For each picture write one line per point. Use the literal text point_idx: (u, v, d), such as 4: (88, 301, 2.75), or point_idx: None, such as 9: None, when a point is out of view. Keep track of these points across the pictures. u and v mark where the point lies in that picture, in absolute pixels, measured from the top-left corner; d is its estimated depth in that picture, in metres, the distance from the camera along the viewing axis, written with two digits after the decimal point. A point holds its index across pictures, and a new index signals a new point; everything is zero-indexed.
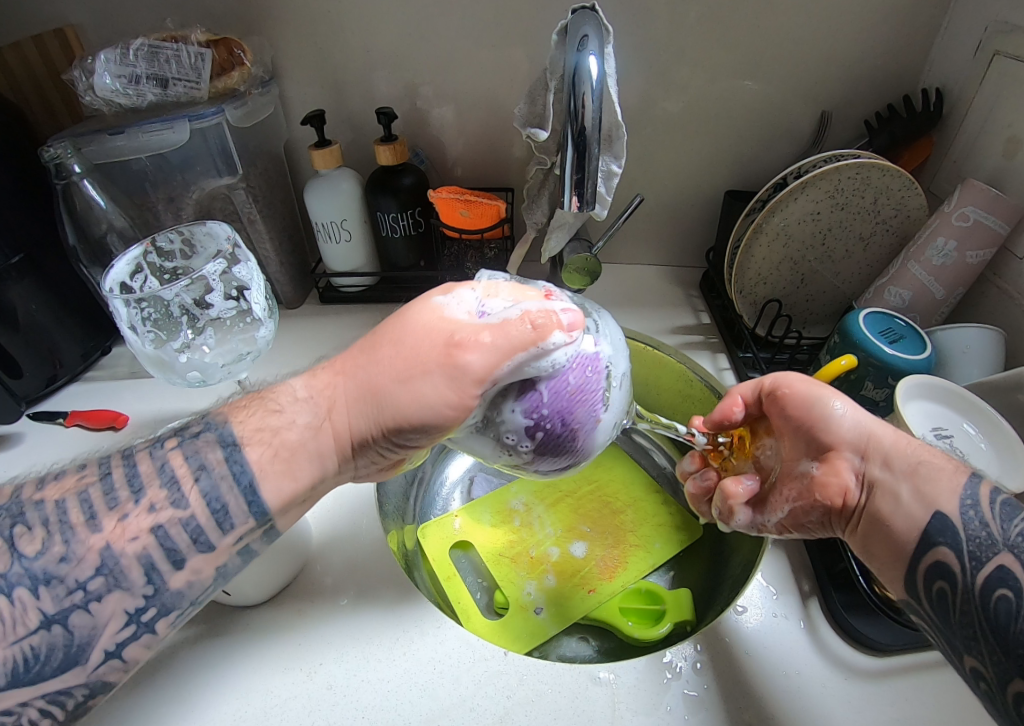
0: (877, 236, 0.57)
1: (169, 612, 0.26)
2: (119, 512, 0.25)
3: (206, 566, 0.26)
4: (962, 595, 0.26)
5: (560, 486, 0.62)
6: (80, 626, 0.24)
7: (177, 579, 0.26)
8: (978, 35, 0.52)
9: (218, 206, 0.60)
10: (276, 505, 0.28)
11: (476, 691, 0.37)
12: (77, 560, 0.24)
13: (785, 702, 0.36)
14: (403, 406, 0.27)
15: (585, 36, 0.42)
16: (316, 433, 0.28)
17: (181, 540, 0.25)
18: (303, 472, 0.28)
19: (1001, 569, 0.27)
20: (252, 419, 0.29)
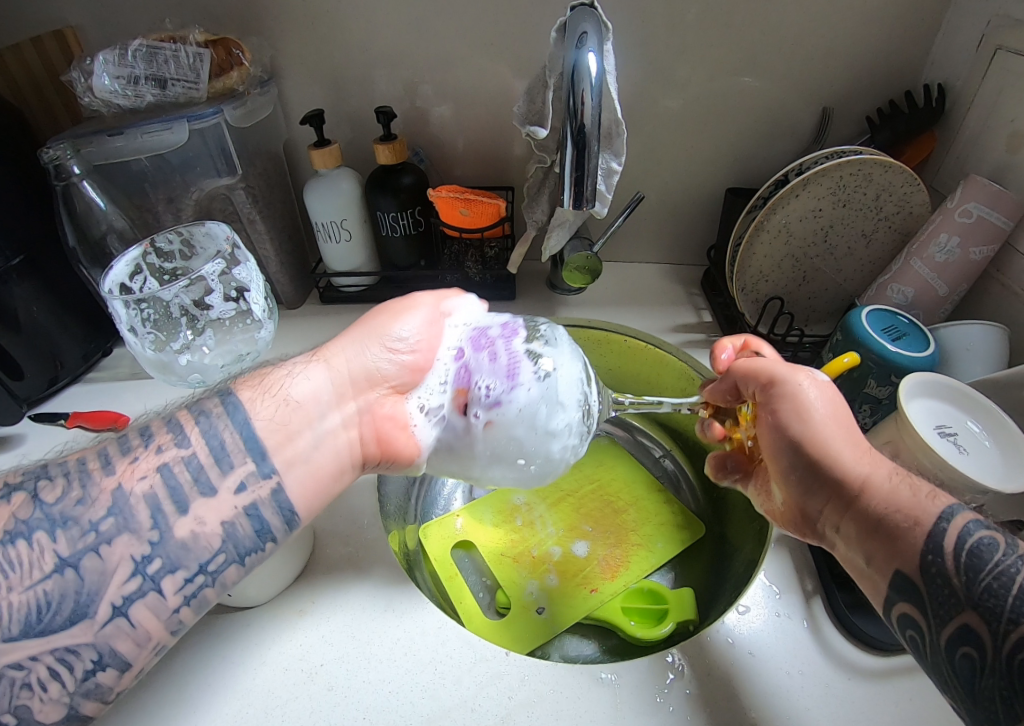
0: (880, 232, 0.57)
1: (176, 570, 0.25)
2: (131, 456, 0.26)
3: (209, 516, 0.26)
4: (925, 627, 0.26)
5: (562, 485, 0.62)
6: (90, 571, 0.23)
7: (183, 527, 0.25)
8: (981, 30, 0.52)
9: (217, 206, 0.60)
10: (277, 456, 0.28)
11: (478, 692, 0.37)
12: (90, 502, 0.24)
13: (789, 702, 0.36)
14: (374, 363, 0.33)
15: (584, 33, 0.41)
16: (313, 390, 0.31)
17: (183, 479, 0.26)
18: (300, 430, 0.30)
19: (963, 628, 0.24)
20: (258, 404, 0.29)
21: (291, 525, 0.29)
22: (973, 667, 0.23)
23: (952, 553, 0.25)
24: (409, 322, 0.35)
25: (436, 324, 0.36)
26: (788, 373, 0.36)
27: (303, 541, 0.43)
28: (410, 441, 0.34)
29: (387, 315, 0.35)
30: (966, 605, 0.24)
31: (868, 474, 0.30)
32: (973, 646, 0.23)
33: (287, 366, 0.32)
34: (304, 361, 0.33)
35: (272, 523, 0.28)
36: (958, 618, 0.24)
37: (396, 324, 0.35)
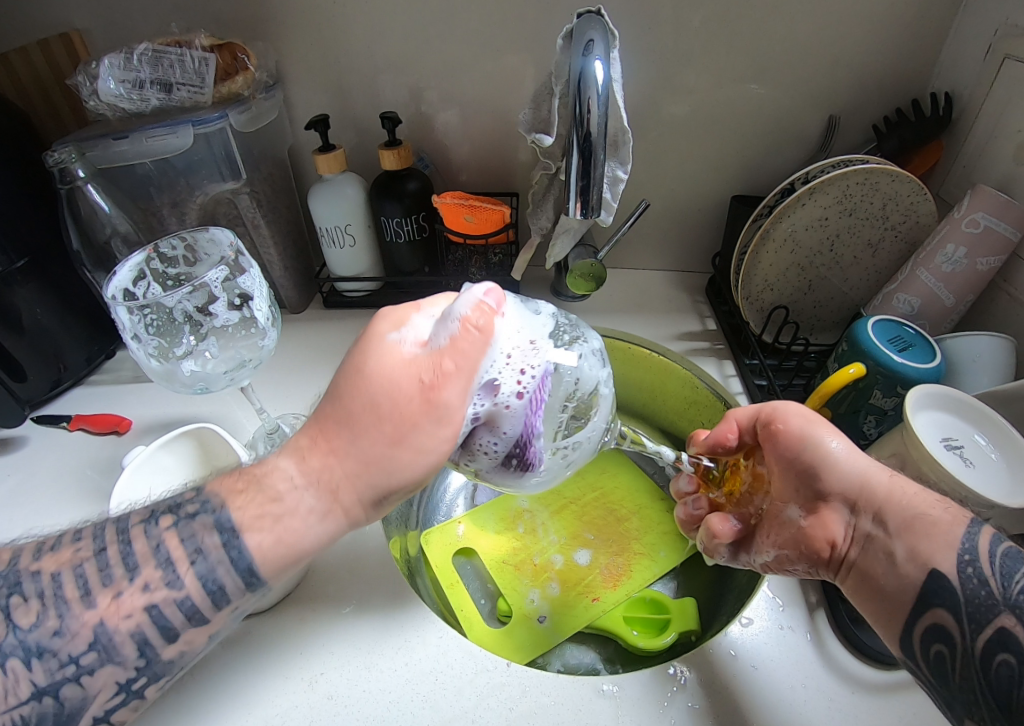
0: (886, 241, 0.57)
1: (140, 643, 0.25)
2: (114, 589, 0.25)
3: (169, 595, 0.25)
4: (958, 639, 0.27)
5: (564, 493, 0.62)
6: (70, 697, 0.24)
7: (170, 649, 0.26)
8: (989, 38, 0.52)
9: (221, 212, 0.60)
10: (249, 535, 0.26)
11: (478, 703, 0.36)
12: (70, 635, 0.24)
13: (790, 715, 0.36)
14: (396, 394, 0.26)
15: (590, 41, 0.41)
16: (291, 448, 0.27)
17: (173, 618, 0.25)
18: (277, 496, 0.26)
19: (1002, 632, 0.25)
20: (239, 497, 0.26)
21: (266, 589, 0.28)
22: (1014, 675, 0.24)
23: (987, 557, 0.28)
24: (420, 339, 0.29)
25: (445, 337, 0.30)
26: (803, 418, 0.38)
27: None
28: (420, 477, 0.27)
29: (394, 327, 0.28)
30: (1003, 608, 0.26)
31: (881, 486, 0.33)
32: (1012, 655, 0.25)
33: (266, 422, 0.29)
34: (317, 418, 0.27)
35: (255, 614, 0.29)
36: (993, 624, 0.26)
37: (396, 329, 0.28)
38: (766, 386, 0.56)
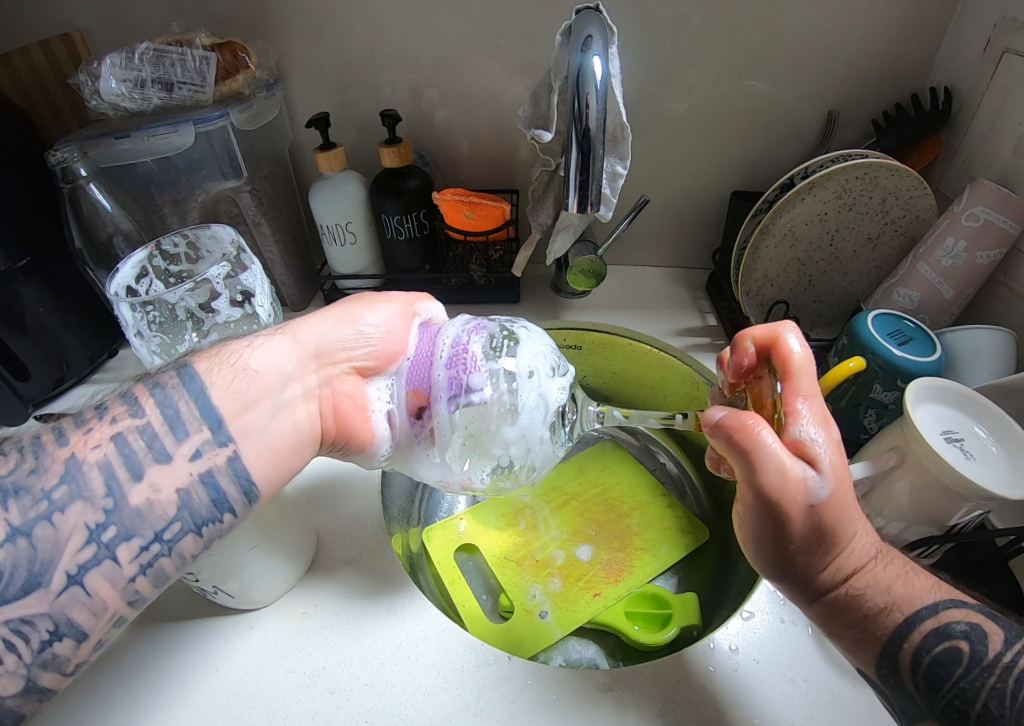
0: (886, 236, 0.57)
1: (131, 538, 0.24)
2: (84, 428, 0.26)
3: (165, 484, 0.26)
4: (892, 700, 0.33)
5: (565, 489, 0.62)
6: (44, 540, 0.23)
7: (138, 495, 0.25)
8: (987, 32, 0.52)
9: (222, 210, 0.61)
10: (233, 423, 0.28)
11: (480, 697, 0.36)
12: (43, 471, 0.24)
13: (792, 708, 0.36)
14: (341, 341, 0.35)
15: (589, 37, 0.41)
16: (274, 362, 0.31)
17: (138, 447, 0.26)
18: (258, 400, 0.29)
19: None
20: (215, 375, 0.29)
21: (251, 497, 0.28)
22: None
23: (913, 668, 0.30)
24: (378, 314, 0.37)
25: (405, 319, 0.38)
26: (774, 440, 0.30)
27: (307, 542, 0.43)
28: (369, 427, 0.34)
29: (363, 303, 0.37)
30: (928, 713, 0.31)
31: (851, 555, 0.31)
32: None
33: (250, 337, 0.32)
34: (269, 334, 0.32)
35: (230, 494, 0.27)
36: (923, 722, 0.31)
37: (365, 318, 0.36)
38: None
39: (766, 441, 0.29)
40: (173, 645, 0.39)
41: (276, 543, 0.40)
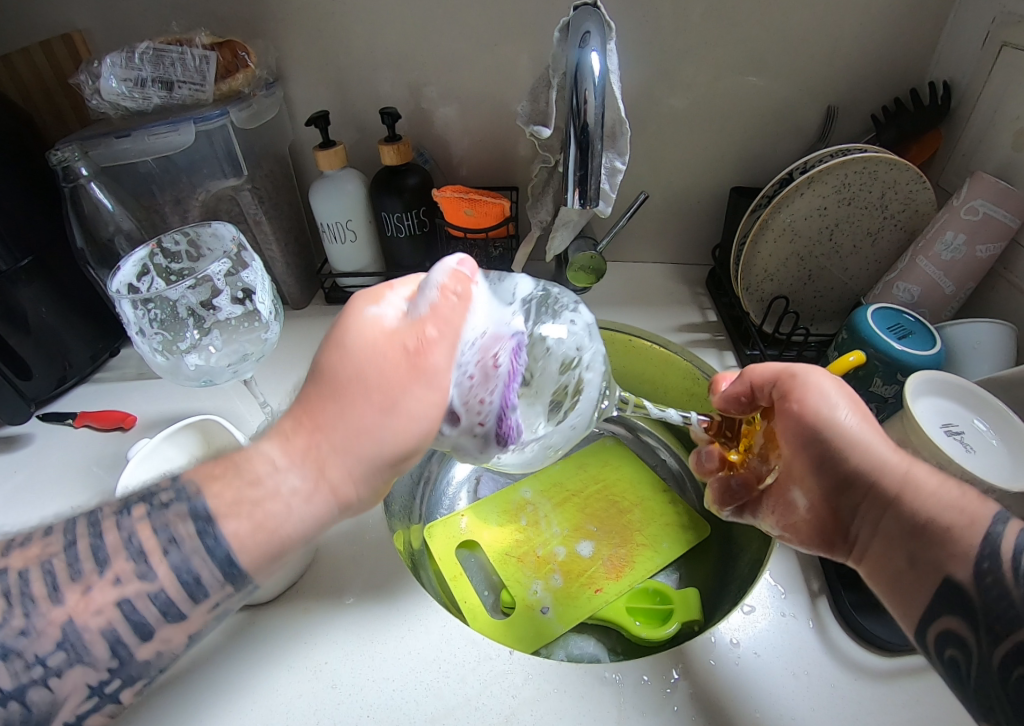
0: (886, 230, 0.57)
1: (141, 650, 0.25)
2: (82, 585, 0.24)
3: (136, 578, 0.25)
4: (971, 645, 0.25)
5: (567, 485, 0.62)
6: (39, 699, 0.23)
7: (137, 606, 0.24)
8: (986, 27, 0.52)
9: (224, 208, 0.60)
10: (225, 524, 0.25)
11: (481, 691, 0.37)
12: (35, 635, 0.23)
13: (792, 701, 0.36)
14: (340, 353, 0.28)
15: (587, 32, 0.41)
16: (279, 443, 0.26)
17: (138, 603, 0.24)
18: (255, 485, 0.25)
19: (1021, 646, 0.23)
20: (214, 482, 0.26)
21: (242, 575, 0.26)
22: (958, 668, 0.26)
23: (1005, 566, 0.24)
24: (403, 298, 0.29)
25: (448, 287, 0.28)
26: (806, 370, 0.38)
27: None
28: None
29: (364, 299, 0.28)
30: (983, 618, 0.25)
31: (906, 470, 0.31)
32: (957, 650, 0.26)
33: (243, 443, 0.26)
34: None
35: (219, 577, 0.26)
36: (940, 622, 0.27)
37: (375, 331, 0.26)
38: None
39: (812, 379, 0.37)
40: None
41: None
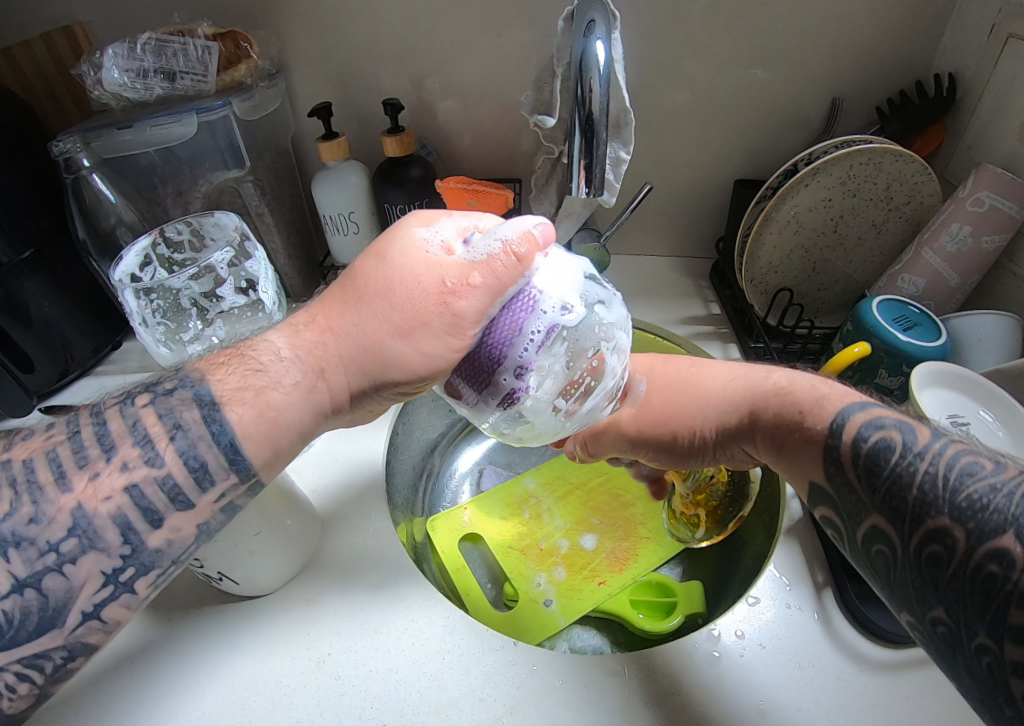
0: (891, 222, 0.57)
1: (151, 572, 0.26)
2: (90, 471, 0.24)
3: (186, 525, 0.26)
4: (895, 541, 0.26)
5: (570, 478, 0.61)
6: (54, 589, 0.23)
7: (157, 537, 0.25)
8: (991, 18, 0.52)
9: (225, 200, 0.61)
10: (263, 472, 0.28)
11: (486, 681, 0.36)
12: (47, 521, 0.23)
13: (797, 693, 0.36)
14: (382, 384, 0.30)
15: (592, 21, 0.41)
16: (300, 419, 0.28)
17: (158, 499, 0.25)
18: (295, 451, 0.29)
19: (933, 529, 0.24)
20: (247, 427, 0.27)
21: None
22: (915, 565, 0.25)
23: (866, 456, 0.28)
24: (434, 331, 0.28)
25: (467, 333, 0.28)
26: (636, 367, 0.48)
27: (309, 529, 0.43)
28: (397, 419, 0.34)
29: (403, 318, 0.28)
30: (874, 509, 0.27)
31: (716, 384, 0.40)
32: (884, 544, 0.26)
33: (271, 353, 0.28)
34: (292, 362, 0.28)
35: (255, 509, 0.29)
36: (869, 521, 0.27)
37: (396, 355, 0.28)
38: (771, 369, 0.57)
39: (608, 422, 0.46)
40: (178, 632, 0.39)
41: (281, 529, 0.40)
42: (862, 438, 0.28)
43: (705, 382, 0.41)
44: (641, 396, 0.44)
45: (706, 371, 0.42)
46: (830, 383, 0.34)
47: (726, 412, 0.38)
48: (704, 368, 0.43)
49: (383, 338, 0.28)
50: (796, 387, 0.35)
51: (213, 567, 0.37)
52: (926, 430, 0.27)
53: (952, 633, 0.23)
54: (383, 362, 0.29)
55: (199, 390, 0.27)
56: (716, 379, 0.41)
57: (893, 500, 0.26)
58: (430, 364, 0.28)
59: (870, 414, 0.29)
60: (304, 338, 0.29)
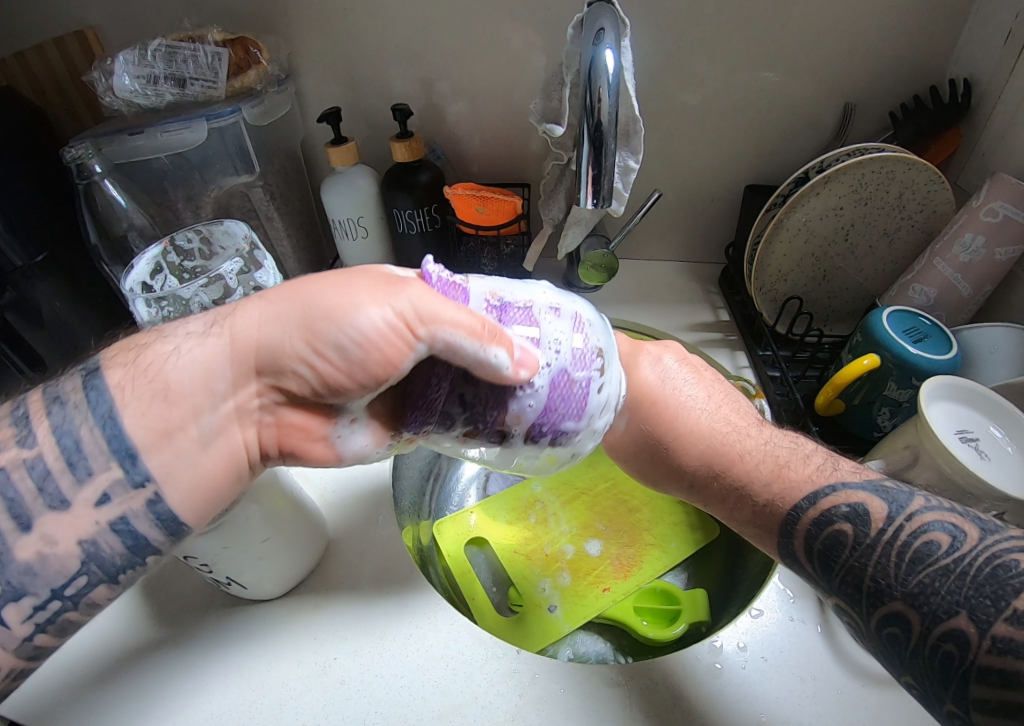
0: (903, 231, 0.56)
1: (21, 598, 0.25)
2: None
3: (62, 535, 0.25)
4: (855, 616, 0.30)
5: (576, 483, 0.62)
6: None
7: (26, 549, 0.25)
8: (1008, 23, 0.51)
9: (235, 204, 0.61)
10: (149, 456, 0.26)
11: (489, 689, 0.37)
12: None
13: (798, 707, 0.36)
14: (282, 356, 0.28)
15: (601, 29, 0.41)
16: (200, 375, 0.27)
17: (26, 489, 0.25)
18: (182, 426, 0.27)
19: (897, 613, 0.28)
20: (125, 393, 0.26)
21: (174, 534, 0.28)
22: (898, 643, 0.28)
23: (823, 534, 0.32)
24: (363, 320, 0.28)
25: (392, 342, 0.28)
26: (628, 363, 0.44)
27: (317, 534, 0.44)
28: (323, 450, 0.31)
29: (343, 296, 0.28)
30: (835, 591, 0.31)
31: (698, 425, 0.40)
32: (896, 625, 0.28)
33: (177, 324, 0.29)
34: (203, 331, 0.28)
35: (149, 537, 0.27)
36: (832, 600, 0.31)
37: (310, 324, 0.28)
38: (779, 377, 0.57)
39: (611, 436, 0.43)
40: (189, 635, 0.40)
41: (289, 534, 0.40)
42: (821, 519, 0.32)
43: (681, 443, 0.40)
44: (622, 434, 0.43)
45: (684, 427, 0.40)
46: (788, 468, 0.36)
47: (700, 473, 0.39)
48: (684, 416, 0.41)
49: (334, 308, 0.28)
50: (760, 484, 0.36)
51: (223, 573, 0.37)
52: (882, 503, 0.31)
53: (923, 695, 0.27)
54: (316, 326, 0.28)
55: (86, 362, 0.28)
56: (690, 443, 0.40)
57: (850, 585, 0.30)
58: (373, 339, 0.28)
59: (827, 499, 0.33)
60: (227, 307, 0.29)
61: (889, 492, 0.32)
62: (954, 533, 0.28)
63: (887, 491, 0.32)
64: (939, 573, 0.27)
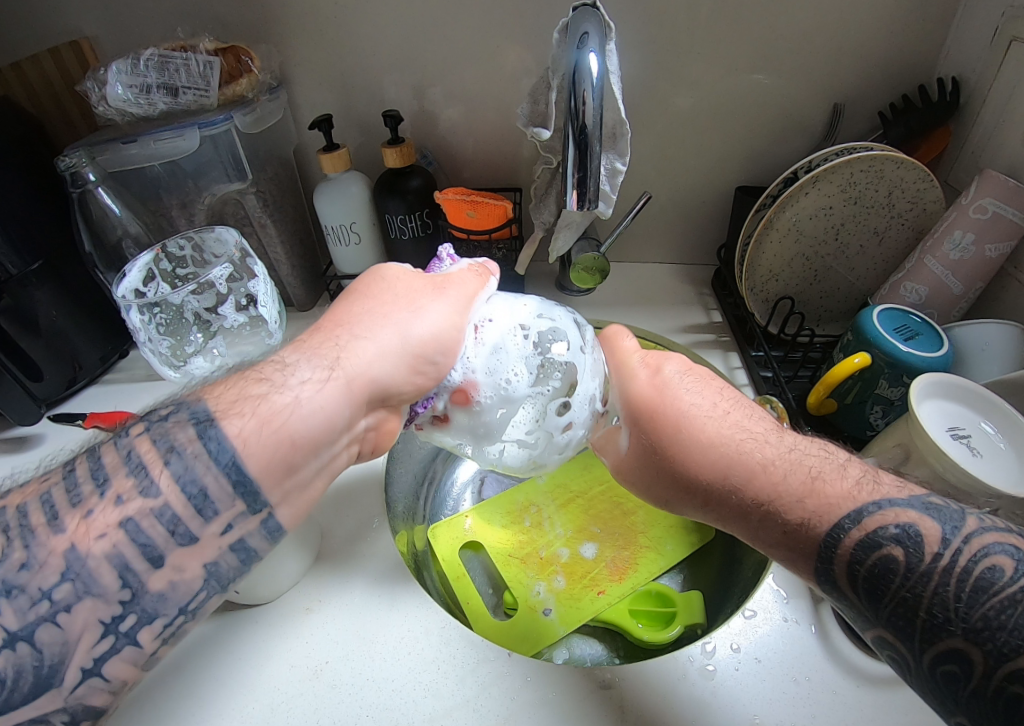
0: (893, 230, 0.56)
1: (154, 619, 0.26)
2: (84, 509, 0.25)
3: (189, 563, 0.27)
4: (901, 650, 0.28)
5: (570, 486, 0.61)
6: (50, 641, 0.24)
7: (160, 578, 0.26)
8: (995, 21, 0.51)
9: (229, 212, 0.62)
10: (273, 492, 0.29)
11: (480, 692, 0.37)
12: (40, 566, 0.24)
13: (794, 711, 0.35)
14: (398, 371, 0.34)
15: (585, 34, 0.41)
16: (324, 412, 0.30)
17: (156, 533, 0.26)
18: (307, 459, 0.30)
19: (954, 650, 0.25)
20: (252, 441, 0.28)
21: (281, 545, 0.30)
22: (954, 683, 0.26)
23: (869, 562, 0.29)
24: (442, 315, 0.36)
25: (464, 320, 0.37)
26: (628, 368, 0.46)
27: (309, 541, 0.44)
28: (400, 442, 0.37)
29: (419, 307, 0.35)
30: (879, 623, 0.29)
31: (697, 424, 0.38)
32: (956, 665, 0.25)
33: (277, 368, 0.31)
34: (316, 378, 0.31)
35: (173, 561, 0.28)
36: (872, 631, 0.29)
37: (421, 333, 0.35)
38: (771, 378, 0.56)
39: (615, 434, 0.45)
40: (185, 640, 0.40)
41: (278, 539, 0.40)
42: (867, 542, 0.29)
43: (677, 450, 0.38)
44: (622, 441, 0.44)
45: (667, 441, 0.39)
46: (822, 480, 0.32)
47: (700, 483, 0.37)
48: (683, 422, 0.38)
49: (416, 321, 0.35)
50: (792, 498, 0.32)
51: None
52: (935, 524, 0.28)
53: None
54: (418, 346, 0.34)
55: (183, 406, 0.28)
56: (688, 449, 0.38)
57: (900, 618, 0.28)
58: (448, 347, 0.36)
59: (872, 519, 0.29)
60: (328, 350, 0.33)
61: (939, 510, 0.29)
62: (1018, 557, 0.26)
63: (937, 508, 0.29)
64: (1010, 607, 0.24)
